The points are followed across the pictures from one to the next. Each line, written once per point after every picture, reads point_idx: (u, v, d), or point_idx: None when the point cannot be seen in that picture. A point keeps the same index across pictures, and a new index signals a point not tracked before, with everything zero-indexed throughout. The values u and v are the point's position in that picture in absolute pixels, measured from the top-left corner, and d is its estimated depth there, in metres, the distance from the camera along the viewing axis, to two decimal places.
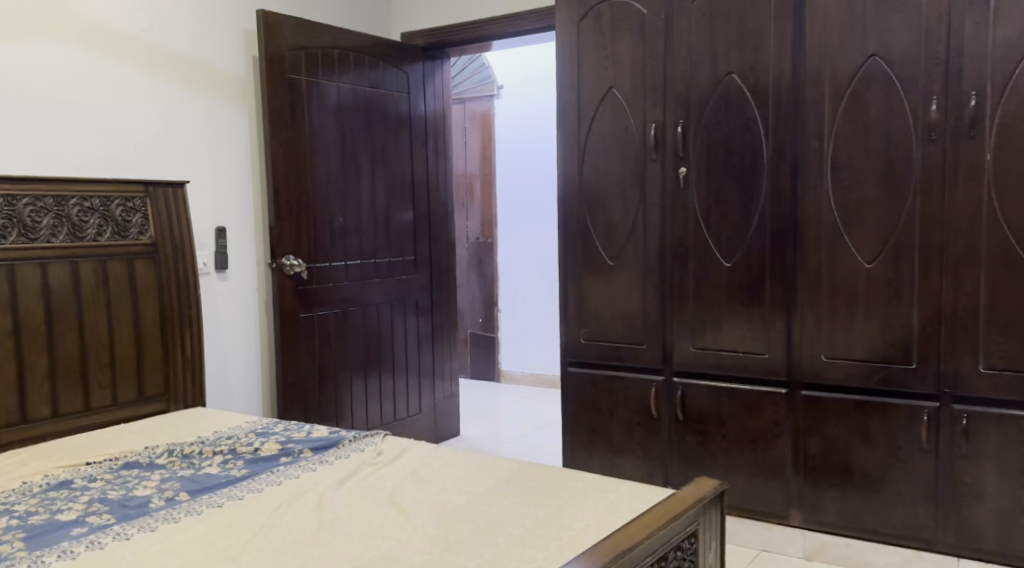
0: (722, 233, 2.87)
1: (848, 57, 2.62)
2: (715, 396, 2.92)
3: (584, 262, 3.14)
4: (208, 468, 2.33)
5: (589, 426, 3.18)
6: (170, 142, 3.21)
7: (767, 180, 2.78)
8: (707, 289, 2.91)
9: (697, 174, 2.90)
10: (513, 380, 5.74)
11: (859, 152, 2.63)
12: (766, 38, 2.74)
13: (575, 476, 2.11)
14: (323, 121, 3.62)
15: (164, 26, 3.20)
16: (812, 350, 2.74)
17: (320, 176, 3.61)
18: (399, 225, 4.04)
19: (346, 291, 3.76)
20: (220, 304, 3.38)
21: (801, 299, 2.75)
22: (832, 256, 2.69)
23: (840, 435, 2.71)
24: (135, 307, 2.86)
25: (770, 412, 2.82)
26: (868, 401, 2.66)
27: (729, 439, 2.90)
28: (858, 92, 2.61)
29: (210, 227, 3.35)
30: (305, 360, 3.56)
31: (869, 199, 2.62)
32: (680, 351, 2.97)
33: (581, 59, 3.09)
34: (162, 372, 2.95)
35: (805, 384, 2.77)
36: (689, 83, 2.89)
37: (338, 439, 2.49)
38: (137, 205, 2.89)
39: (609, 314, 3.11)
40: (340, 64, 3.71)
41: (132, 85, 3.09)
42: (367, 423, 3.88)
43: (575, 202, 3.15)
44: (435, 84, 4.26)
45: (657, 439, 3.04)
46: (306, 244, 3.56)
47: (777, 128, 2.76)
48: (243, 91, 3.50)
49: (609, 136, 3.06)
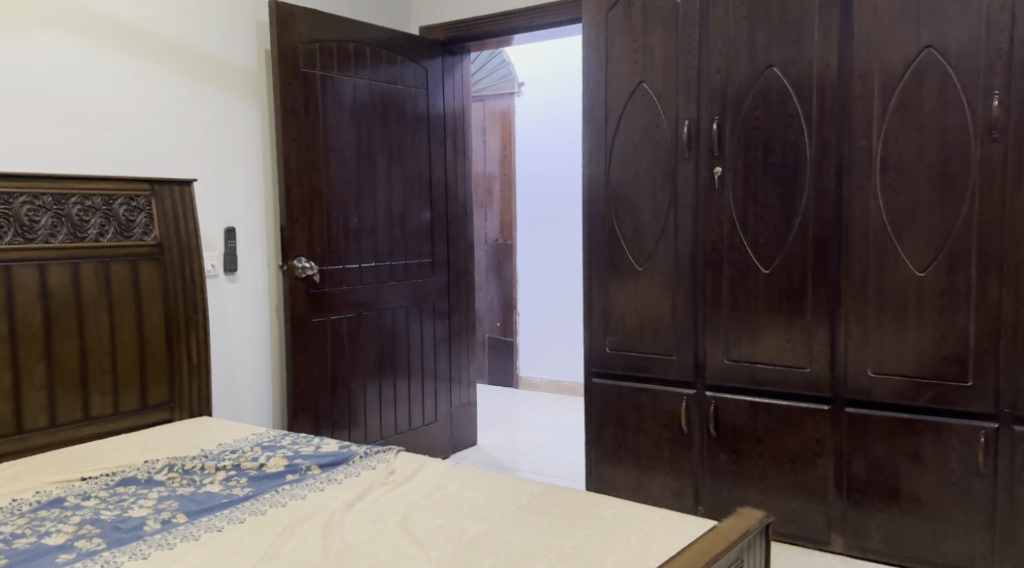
0: (760, 238, 2.69)
1: (899, 49, 2.43)
2: (751, 412, 2.74)
3: (611, 267, 2.97)
4: (209, 486, 2.18)
5: (615, 440, 3.01)
6: (178, 138, 3.07)
7: (810, 181, 2.60)
8: (743, 297, 2.73)
9: (734, 174, 2.72)
10: (531, 386, 5.57)
11: (910, 152, 2.44)
12: (810, 29, 2.56)
13: (603, 503, 1.94)
14: (339, 118, 3.47)
15: (173, 17, 3.05)
16: (857, 365, 2.56)
17: (335, 175, 3.46)
18: (416, 225, 3.88)
19: (361, 294, 3.60)
20: (229, 307, 3.24)
21: (845, 309, 2.57)
22: (880, 263, 2.50)
23: (887, 456, 2.53)
24: (138, 311, 2.72)
25: (810, 430, 2.63)
26: (919, 420, 2.47)
27: (765, 457, 2.72)
28: (910, 88, 2.43)
29: (219, 227, 3.21)
30: (317, 367, 3.41)
31: (921, 203, 2.43)
32: (713, 363, 2.80)
33: (610, 52, 2.92)
34: (166, 380, 2.80)
35: (849, 401, 2.58)
36: (726, 77, 2.71)
37: (348, 455, 2.34)
38: (142, 204, 2.75)
39: (637, 323, 2.94)
40: (356, 58, 3.55)
41: (138, 79, 2.95)
42: (381, 432, 3.72)
43: (601, 203, 2.98)
44: (454, 80, 4.10)
45: (688, 455, 2.86)
46: (319, 246, 3.41)
47: (821, 125, 2.57)
48: (255, 87, 3.36)
49: (638, 134, 2.89)
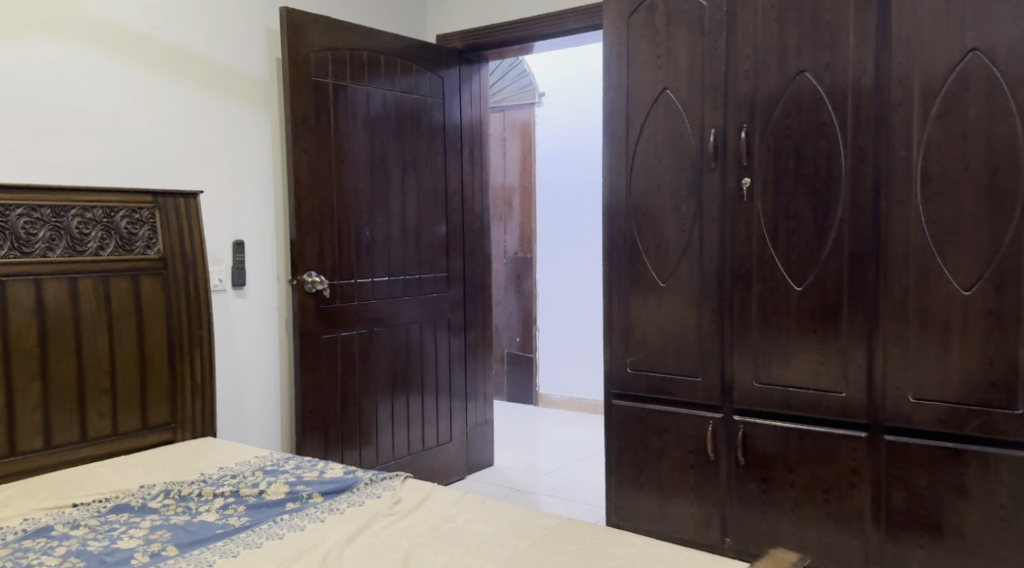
0: (792, 253, 2.54)
1: (942, 52, 2.28)
2: (782, 439, 2.58)
3: (632, 282, 2.83)
4: (205, 515, 2.06)
5: (636, 465, 2.86)
6: (186, 148, 2.97)
7: (846, 194, 2.45)
8: (773, 315, 2.58)
9: (763, 186, 2.58)
10: (552, 404, 5.42)
11: (954, 161, 2.28)
12: (845, 32, 2.41)
13: (623, 542, 1.79)
14: (352, 128, 3.37)
15: (180, 24, 2.96)
16: (896, 389, 2.39)
17: (347, 187, 3.35)
18: (431, 239, 3.76)
19: (374, 310, 3.48)
20: (236, 323, 3.13)
21: (884, 329, 2.41)
22: (921, 281, 2.34)
23: (928, 487, 2.36)
24: (139, 328, 2.61)
25: (847, 459, 2.47)
26: (963, 450, 2.30)
27: (797, 487, 2.55)
28: (954, 93, 2.27)
29: (227, 240, 3.10)
30: (327, 386, 3.29)
31: (966, 216, 2.27)
32: (741, 386, 2.65)
33: (631, 58, 2.80)
34: (168, 400, 2.69)
35: (888, 428, 2.42)
36: (754, 84, 2.57)
37: (353, 481, 2.21)
38: (145, 217, 2.64)
39: (660, 342, 2.79)
40: (370, 67, 3.45)
41: (143, 88, 2.85)
42: (393, 453, 3.59)
43: (622, 216, 2.84)
44: (472, 89, 3.98)
45: (713, 483, 2.70)
46: (330, 259, 3.30)
47: (857, 134, 2.42)
48: (266, 96, 3.25)
49: (661, 143, 2.75)
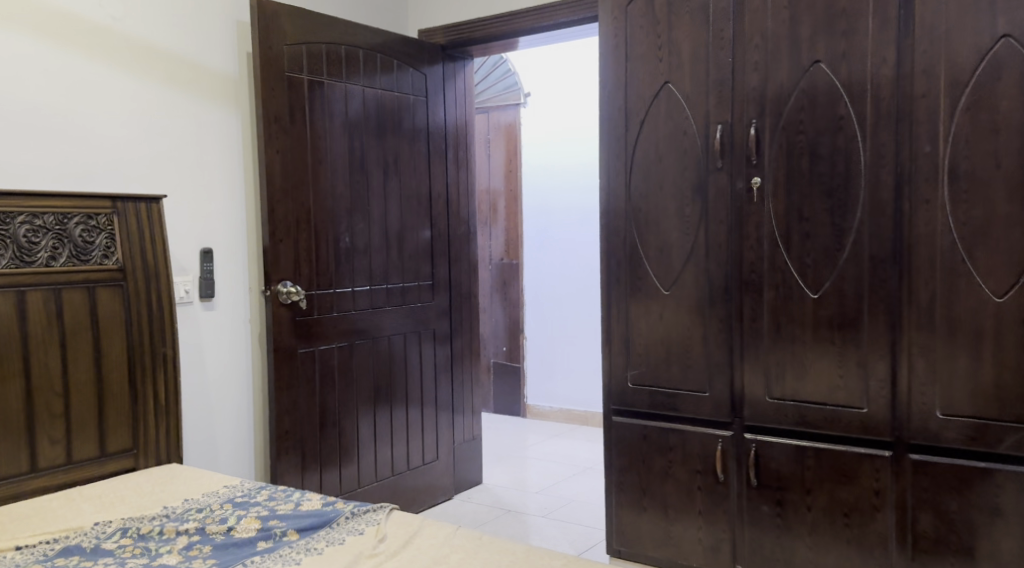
0: (807, 258, 2.35)
1: (969, 39, 2.10)
2: (798, 458, 2.39)
3: (632, 289, 2.64)
4: (166, 557, 1.83)
5: (639, 487, 2.66)
6: (148, 150, 2.74)
7: (865, 193, 2.27)
8: (786, 325, 2.39)
9: (774, 185, 2.39)
10: (540, 415, 5.22)
11: (984, 158, 2.11)
12: (863, 19, 2.23)
13: None
14: (329, 128, 3.15)
15: (141, 15, 2.73)
16: (923, 404, 2.21)
17: (324, 190, 3.14)
18: (415, 244, 3.54)
19: (354, 321, 3.26)
20: (204, 337, 2.90)
21: (908, 338, 2.22)
22: (950, 287, 2.16)
23: (959, 510, 2.17)
24: (96, 345, 2.38)
25: (868, 480, 2.29)
26: (998, 470, 2.12)
27: (815, 510, 2.36)
28: (984, 84, 2.09)
29: (194, 248, 2.87)
30: (304, 404, 3.07)
31: (999, 216, 2.10)
32: (753, 401, 2.46)
33: (629, 51, 2.60)
34: (129, 424, 2.46)
35: (914, 446, 2.23)
36: (764, 77, 2.39)
37: (332, 515, 1.99)
38: (101, 223, 2.40)
39: (663, 353, 2.60)
40: (348, 63, 3.23)
41: (102, 84, 2.62)
42: (376, 473, 3.37)
43: (621, 219, 2.65)
44: (456, 87, 3.77)
45: (723, 506, 2.51)
46: (306, 268, 3.08)
47: (876, 129, 2.24)
48: (237, 94, 3.02)
49: (662, 140, 2.56)
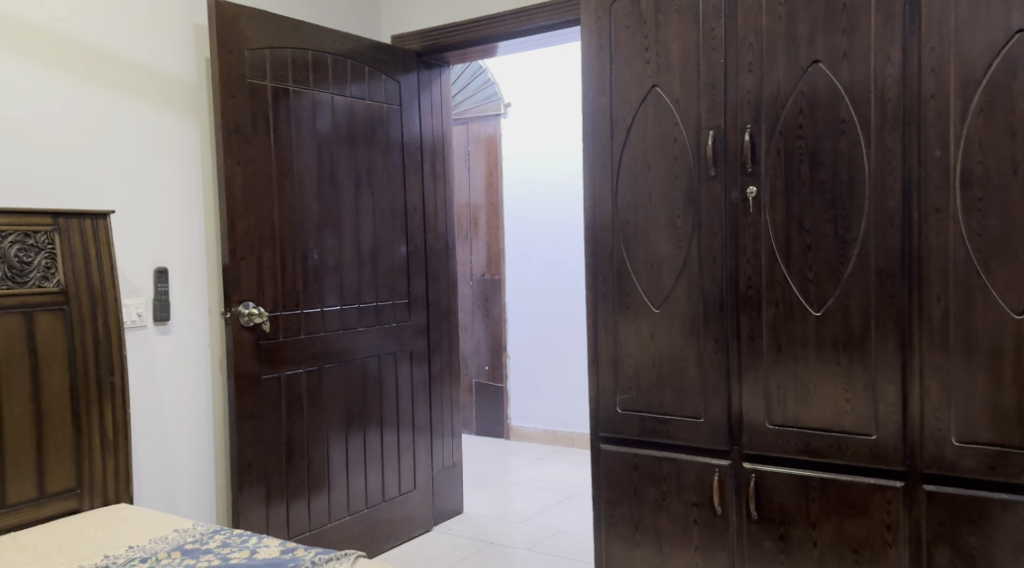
0: (808, 272, 2.18)
1: (981, 35, 1.95)
2: (802, 489, 2.21)
3: (620, 307, 2.45)
4: None
5: (630, 520, 2.46)
6: (95, 160, 2.53)
7: (871, 203, 2.10)
8: (788, 345, 2.21)
9: (772, 195, 2.22)
10: (524, 437, 5.02)
11: (1001, 163, 1.95)
12: (866, 15, 2.07)
13: None
14: (296, 138, 2.96)
15: (87, 15, 2.53)
16: (937, 430, 2.04)
17: (291, 203, 2.94)
18: (390, 261, 3.35)
19: (325, 343, 3.06)
20: (159, 363, 2.68)
21: (920, 359, 2.05)
22: (965, 302, 2.00)
23: (979, 545, 1.99)
24: (34, 377, 2.16)
25: (879, 512, 2.11)
26: (1019, 502, 1.95)
27: (821, 545, 2.18)
28: (999, 84, 1.94)
29: (147, 267, 2.66)
30: (269, 433, 2.86)
31: (1017, 226, 1.93)
32: (752, 428, 2.27)
33: (614, 52, 2.43)
34: (72, 461, 2.24)
35: (927, 476, 2.06)
36: (759, 78, 2.22)
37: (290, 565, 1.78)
38: (41, 242, 2.19)
39: (654, 376, 2.41)
40: (316, 68, 3.03)
41: (42, 89, 2.42)
42: (349, 506, 3.15)
43: (608, 231, 2.46)
44: (432, 96, 3.59)
45: (721, 541, 2.32)
46: (271, 287, 2.87)
47: (882, 134, 2.08)
48: (194, 101, 2.82)
49: (650, 147, 2.38)
